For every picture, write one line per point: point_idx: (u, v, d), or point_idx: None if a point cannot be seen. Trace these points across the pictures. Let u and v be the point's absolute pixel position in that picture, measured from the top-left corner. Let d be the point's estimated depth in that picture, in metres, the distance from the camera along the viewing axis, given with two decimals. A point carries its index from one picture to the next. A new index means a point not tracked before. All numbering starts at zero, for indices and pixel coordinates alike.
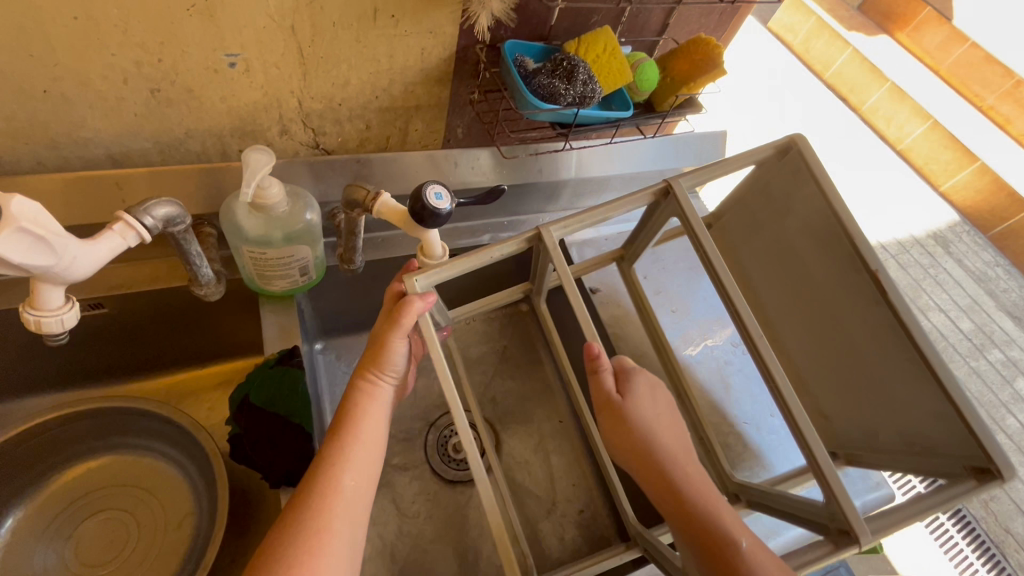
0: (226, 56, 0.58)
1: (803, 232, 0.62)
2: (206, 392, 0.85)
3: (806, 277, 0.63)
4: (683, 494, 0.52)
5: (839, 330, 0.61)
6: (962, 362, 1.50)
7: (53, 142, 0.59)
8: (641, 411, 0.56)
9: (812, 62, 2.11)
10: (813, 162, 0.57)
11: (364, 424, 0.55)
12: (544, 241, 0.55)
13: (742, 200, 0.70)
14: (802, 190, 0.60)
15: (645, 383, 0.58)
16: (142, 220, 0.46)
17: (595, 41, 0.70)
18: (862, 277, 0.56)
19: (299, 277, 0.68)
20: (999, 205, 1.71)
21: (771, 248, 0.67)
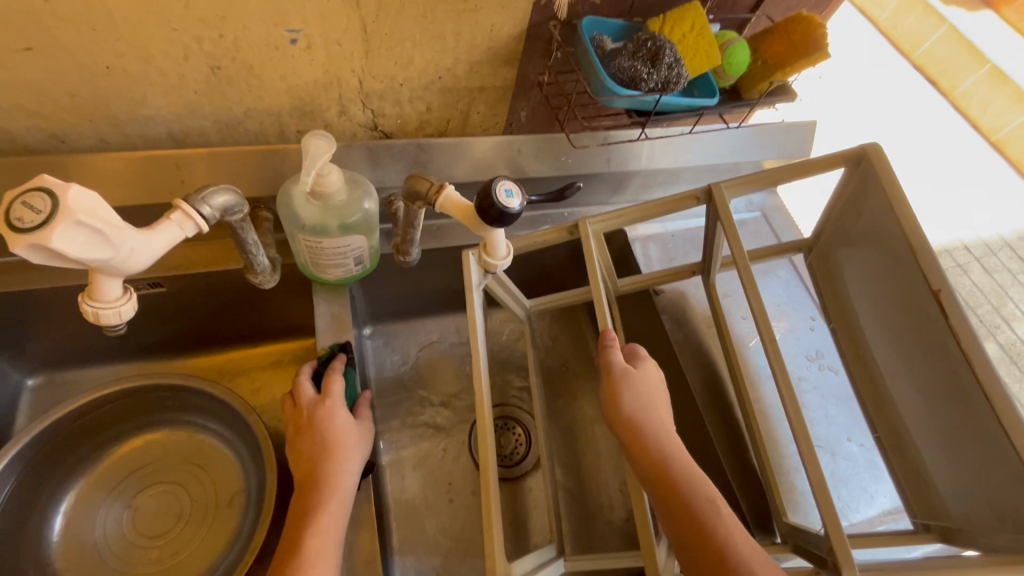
0: (288, 32, 0.55)
1: (881, 254, 0.63)
2: (258, 371, 0.85)
3: (889, 302, 0.62)
4: (669, 466, 0.50)
5: (913, 360, 0.59)
6: None
7: (115, 119, 0.58)
8: (640, 385, 0.56)
9: (898, 39, 1.94)
10: (882, 174, 0.61)
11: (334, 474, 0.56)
12: (580, 231, 0.64)
13: (837, 218, 0.70)
14: (874, 202, 0.62)
15: (651, 368, 0.59)
16: (200, 209, 0.43)
17: (684, 18, 0.63)
18: (925, 304, 0.56)
19: (354, 266, 0.65)
20: None
21: (853, 275, 0.69)
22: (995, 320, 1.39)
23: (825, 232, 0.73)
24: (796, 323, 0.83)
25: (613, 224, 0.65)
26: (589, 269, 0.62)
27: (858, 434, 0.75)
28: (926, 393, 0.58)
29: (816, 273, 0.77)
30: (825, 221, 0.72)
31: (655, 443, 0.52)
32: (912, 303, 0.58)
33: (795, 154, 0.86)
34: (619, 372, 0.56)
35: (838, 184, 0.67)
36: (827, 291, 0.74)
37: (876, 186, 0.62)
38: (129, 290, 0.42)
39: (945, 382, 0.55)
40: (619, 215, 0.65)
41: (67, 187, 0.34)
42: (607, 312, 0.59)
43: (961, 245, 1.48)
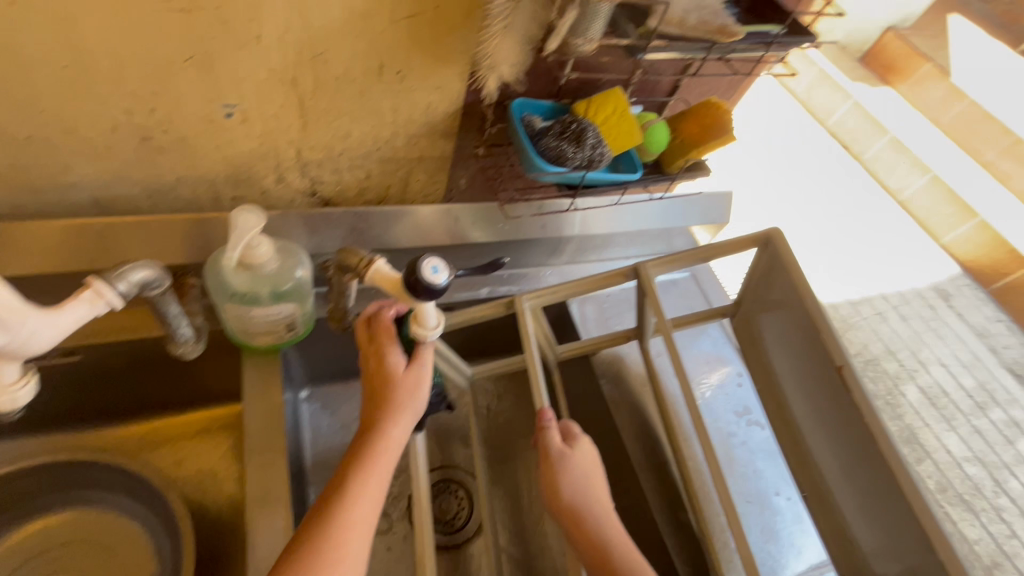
0: (224, 107, 0.56)
1: (795, 327, 0.67)
2: (183, 440, 0.80)
3: (801, 371, 0.67)
4: (609, 551, 0.55)
5: (829, 427, 0.63)
6: (964, 420, 1.42)
7: (36, 186, 0.56)
8: (575, 468, 0.59)
9: (813, 109, 2.16)
10: (787, 258, 0.67)
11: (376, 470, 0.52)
12: (517, 306, 0.68)
13: (751, 288, 0.75)
14: (784, 277, 0.68)
15: (588, 445, 0.61)
16: (115, 286, 0.42)
17: (606, 102, 0.69)
18: (831, 375, 0.61)
19: (286, 332, 0.64)
20: (1000, 261, 1.68)
21: (772, 339, 0.72)
22: (914, 364, 1.51)
23: (743, 300, 0.77)
24: (725, 380, 0.87)
25: (549, 298, 0.70)
26: (526, 344, 0.64)
27: (785, 487, 0.78)
28: (842, 455, 0.61)
29: (740, 337, 0.80)
30: (743, 290, 0.77)
31: (592, 525, 0.56)
32: (821, 371, 0.63)
33: (716, 220, 0.93)
34: (556, 453, 0.59)
35: (751, 263, 0.73)
36: (750, 355, 0.78)
37: (783, 267, 0.68)
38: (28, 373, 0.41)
39: (856, 446, 0.59)
40: (554, 290, 0.69)
41: None
42: (541, 395, 0.61)
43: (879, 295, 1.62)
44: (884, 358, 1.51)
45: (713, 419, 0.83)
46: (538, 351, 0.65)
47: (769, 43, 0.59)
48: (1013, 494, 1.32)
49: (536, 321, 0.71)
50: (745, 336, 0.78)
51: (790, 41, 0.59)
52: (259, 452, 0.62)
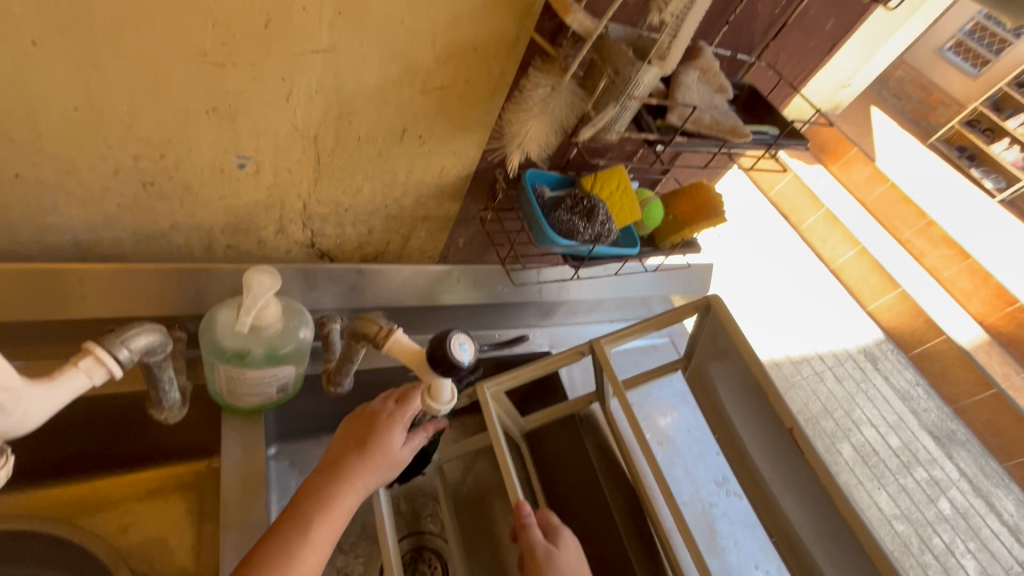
0: (237, 158, 0.54)
1: (744, 380, 0.68)
2: (129, 504, 0.72)
3: (754, 423, 0.68)
4: None
5: (790, 481, 0.64)
6: (892, 479, 1.40)
7: (11, 226, 0.51)
8: (563, 562, 0.59)
9: (758, 181, 2.36)
10: (729, 323, 0.69)
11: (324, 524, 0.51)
12: (480, 397, 0.66)
13: (700, 339, 0.76)
14: (725, 336, 0.70)
15: (569, 535, 0.62)
16: (117, 353, 0.39)
17: (612, 178, 0.71)
18: (785, 435, 0.63)
19: (275, 394, 0.60)
20: (918, 329, 1.83)
21: (723, 389, 0.73)
22: (848, 424, 1.47)
23: (694, 351, 0.78)
24: (702, 449, 0.89)
25: (510, 383, 0.67)
26: (489, 426, 0.63)
27: (763, 561, 0.80)
28: (809, 512, 0.62)
29: (694, 389, 0.80)
30: (693, 341, 0.77)
31: None
32: (773, 433, 0.65)
33: (696, 291, 0.98)
34: (540, 550, 0.59)
35: (694, 324, 0.75)
36: (704, 405, 0.78)
37: (724, 334, 0.70)
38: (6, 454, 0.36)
39: (820, 503, 0.61)
40: (514, 375, 0.67)
41: None
42: (518, 487, 0.59)
43: (815, 354, 1.61)
44: (821, 417, 1.47)
45: (695, 490, 0.84)
46: (502, 433, 0.63)
47: (769, 143, 0.65)
48: (937, 551, 1.29)
49: (496, 404, 0.68)
50: (697, 385, 0.79)
51: (785, 143, 0.65)
52: (235, 526, 0.57)
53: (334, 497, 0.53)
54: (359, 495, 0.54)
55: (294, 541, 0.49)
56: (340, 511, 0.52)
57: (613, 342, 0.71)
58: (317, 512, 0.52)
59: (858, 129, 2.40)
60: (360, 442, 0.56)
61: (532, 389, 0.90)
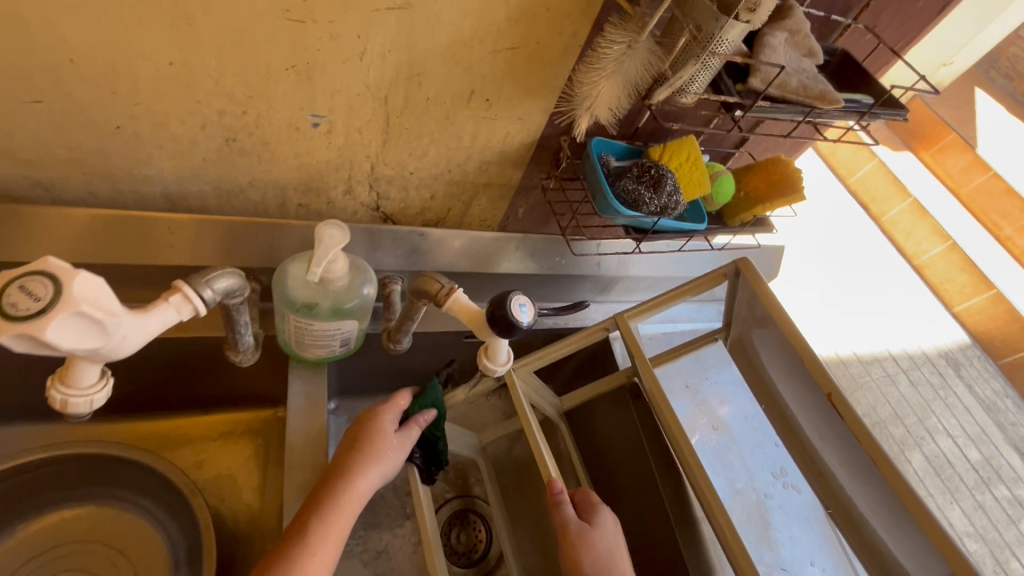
0: (312, 116, 0.56)
1: (779, 343, 0.65)
2: (206, 442, 0.78)
3: (791, 384, 0.66)
4: None
5: (833, 444, 0.62)
6: (968, 495, 1.32)
7: (111, 175, 0.55)
8: (599, 542, 0.58)
9: (838, 165, 2.14)
10: (761, 286, 0.67)
11: (330, 530, 0.52)
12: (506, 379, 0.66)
13: (737, 306, 0.73)
14: (762, 310, 0.68)
15: (607, 515, 0.61)
16: (202, 292, 0.41)
17: (682, 150, 0.68)
18: (820, 396, 0.60)
19: (338, 348, 0.62)
20: (1011, 334, 1.63)
21: (765, 354, 0.70)
22: (920, 432, 1.37)
23: (733, 318, 0.75)
24: (761, 438, 0.85)
25: (534, 363, 0.67)
26: (515, 402, 0.63)
27: (819, 557, 0.76)
28: (851, 469, 0.60)
29: (738, 359, 0.76)
30: (732, 311, 0.75)
31: None
32: (811, 395, 0.62)
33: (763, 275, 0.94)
34: (574, 527, 0.58)
35: (728, 289, 0.73)
36: (749, 373, 0.74)
37: (759, 298, 0.67)
38: (106, 375, 0.39)
39: (861, 462, 0.58)
40: (541, 356, 0.67)
41: (75, 279, 0.31)
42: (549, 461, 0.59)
43: (887, 355, 1.48)
44: (891, 423, 1.37)
45: (749, 479, 0.81)
46: (532, 412, 0.63)
47: (862, 112, 0.60)
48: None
49: (525, 381, 0.69)
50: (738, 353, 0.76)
51: (881, 112, 0.59)
52: (300, 470, 0.61)
53: (337, 499, 0.54)
54: (359, 499, 0.55)
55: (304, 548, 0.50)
56: (341, 519, 0.53)
57: (637, 317, 0.70)
58: (329, 507, 0.53)
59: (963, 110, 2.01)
60: (357, 447, 0.58)
61: (585, 364, 0.89)
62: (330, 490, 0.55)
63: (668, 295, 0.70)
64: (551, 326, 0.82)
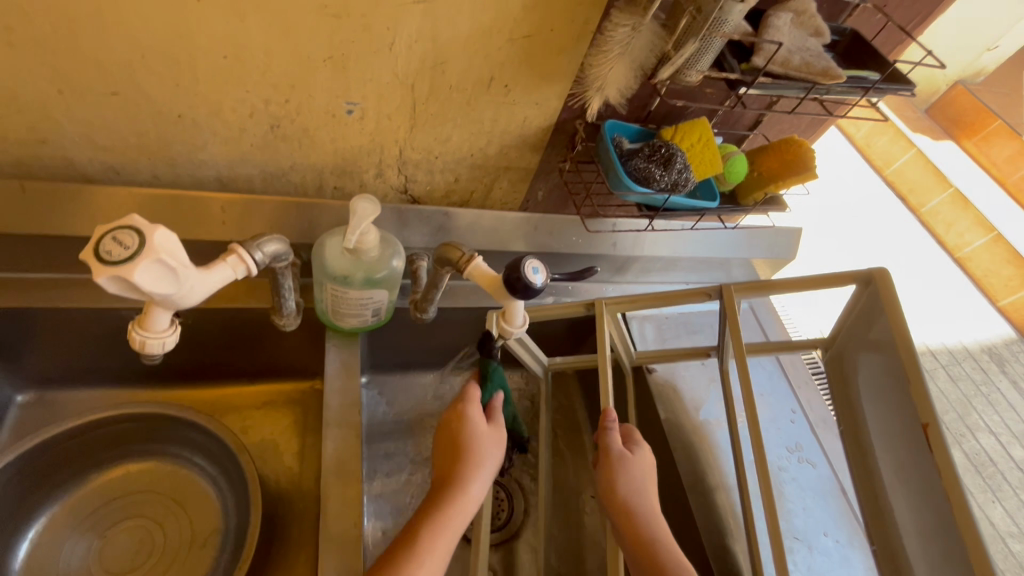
0: (347, 104, 0.61)
1: (886, 369, 0.62)
2: (252, 409, 0.85)
3: (887, 410, 0.62)
4: (657, 546, 0.55)
5: (911, 472, 0.58)
6: (1012, 493, 1.27)
7: (172, 160, 0.62)
8: (634, 468, 0.61)
9: (872, 157, 2.06)
10: (892, 299, 0.62)
11: (442, 531, 0.53)
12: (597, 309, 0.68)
13: (850, 325, 0.69)
14: (876, 325, 0.64)
15: (647, 450, 0.64)
16: (253, 254, 0.47)
17: (694, 130, 0.70)
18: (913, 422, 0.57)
19: (370, 316, 0.68)
20: None
21: (868, 379, 0.66)
22: (960, 428, 1.35)
23: (839, 334, 0.71)
24: (777, 414, 0.88)
25: (625, 307, 0.69)
26: (601, 342, 0.66)
27: (833, 529, 0.78)
28: (914, 494, 0.57)
29: (830, 374, 0.73)
30: (841, 324, 0.71)
31: (647, 531, 0.56)
32: (903, 425, 0.59)
33: (780, 256, 0.96)
34: (616, 452, 0.62)
35: (850, 301, 0.68)
36: (843, 394, 0.71)
37: (881, 310, 0.63)
38: (175, 322, 0.45)
39: (929, 491, 0.54)
40: (633, 299, 0.68)
41: (153, 231, 0.37)
42: (609, 394, 0.63)
43: (926, 350, 1.47)
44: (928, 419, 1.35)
45: (762, 452, 0.83)
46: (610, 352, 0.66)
47: (866, 88, 0.61)
48: None
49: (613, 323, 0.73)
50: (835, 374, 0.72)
51: (887, 88, 0.61)
52: (335, 427, 0.66)
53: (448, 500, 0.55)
54: (472, 498, 0.56)
55: (420, 550, 0.51)
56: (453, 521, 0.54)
57: (745, 293, 0.68)
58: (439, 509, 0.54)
59: (1004, 99, 1.95)
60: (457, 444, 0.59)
61: None
62: (438, 498, 0.55)
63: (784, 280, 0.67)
64: (569, 305, 0.87)
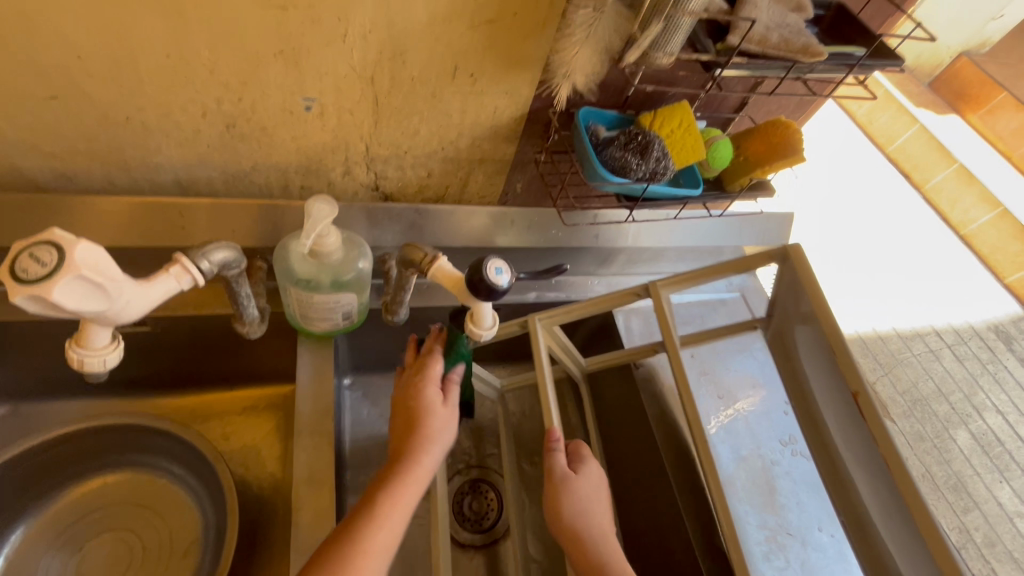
0: (304, 100, 0.59)
1: (816, 339, 0.61)
2: (231, 415, 0.83)
3: (821, 386, 0.61)
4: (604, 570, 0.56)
5: (849, 443, 0.57)
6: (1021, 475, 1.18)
7: (125, 164, 0.60)
8: (578, 490, 0.61)
9: (874, 134, 2.02)
10: (809, 278, 0.62)
11: (410, 479, 0.56)
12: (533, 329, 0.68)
13: (779, 299, 0.69)
14: (802, 300, 0.63)
15: (592, 467, 0.65)
16: (199, 264, 0.46)
17: (673, 115, 0.67)
18: (845, 395, 0.57)
19: (341, 321, 0.66)
20: None
21: (803, 355, 0.65)
22: (967, 408, 1.26)
23: (775, 307, 0.70)
24: (770, 406, 0.85)
25: (560, 318, 0.69)
26: (533, 355, 0.65)
27: (827, 523, 0.76)
28: (860, 462, 0.56)
29: (773, 350, 0.71)
30: (774, 301, 0.70)
31: (594, 553, 0.57)
32: (837, 401, 0.58)
33: (773, 242, 0.94)
34: (559, 475, 0.61)
35: (775, 277, 0.68)
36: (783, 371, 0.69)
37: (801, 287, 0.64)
38: (117, 339, 0.45)
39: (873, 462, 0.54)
40: (566, 311, 0.69)
41: (74, 246, 0.36)
42: (552, 415, 0.61)
43: (931, 330, 1.39)
44: (933, 399, 1.27)
45: (754, 446, 0.81)
46: (548, 366, 0.64)
47: (851, 65, 0.58)
48: None
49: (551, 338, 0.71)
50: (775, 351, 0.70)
51: (874, 64, 0.57)
52: (308, 435, 0.65)
53: (414, 451, 0.58)
54: (436, 448, 0.59)
55: (385, 498, 0.55)
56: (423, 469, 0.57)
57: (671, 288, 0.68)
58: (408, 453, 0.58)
59: (1010, 69, 1.89)
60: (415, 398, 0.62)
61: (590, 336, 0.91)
62: (406, 445, 0.59)
63: (701, 269, 0.67)
64: (552, 300, 0.84)
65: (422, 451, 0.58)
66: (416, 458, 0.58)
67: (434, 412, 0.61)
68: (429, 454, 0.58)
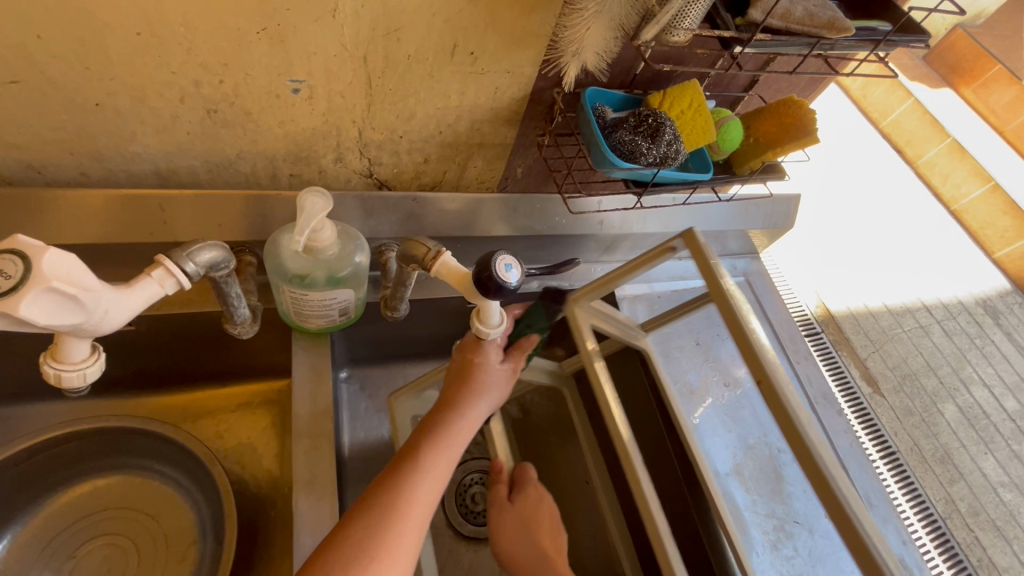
0: (291, 82, 0.54)
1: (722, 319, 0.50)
2: (225, 413, 0.80)
3: None
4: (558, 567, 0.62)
5: None
6: (1004, 444, 1.18)
7: (98, 154, 0.55)
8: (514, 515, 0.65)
9: (869, 108, 1.99)
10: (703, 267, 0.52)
11: (453, 442, 0.55)
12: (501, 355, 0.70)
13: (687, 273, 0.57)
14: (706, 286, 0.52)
15: (534, 493, 0.67)
16: (184, 266, 0.43)
17: (683, 95, 0.64)
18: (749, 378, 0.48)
19: (338, 317, 0.63)
20: None
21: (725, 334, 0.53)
22: (955, 382, 1.24)
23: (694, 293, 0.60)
24: None
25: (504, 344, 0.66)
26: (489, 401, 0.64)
27: None
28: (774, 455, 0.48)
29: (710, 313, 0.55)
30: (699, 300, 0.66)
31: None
32: None
33: (778, 225, 0.92)
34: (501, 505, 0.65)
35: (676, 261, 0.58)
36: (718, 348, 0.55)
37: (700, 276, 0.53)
38: (97, 350, 0.44)
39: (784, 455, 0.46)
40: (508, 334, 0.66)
41: (41, 256, 0.34)
42: (499, 449, 0.63)
43: (921, 306, 1.38)
44: (922, 373, 1.23)
45: (761, 437, 0.80)
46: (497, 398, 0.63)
47: (877, 41, 0.55)
48: None
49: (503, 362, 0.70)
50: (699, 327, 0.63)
51: (900, 40, 0.54)
52: (308, 436, 0.62)
53: (456, 419, 0.57)
54: (475, 418, 0.58)
55: (426, 460, 0.53)
56: (461, 433, 0.56)
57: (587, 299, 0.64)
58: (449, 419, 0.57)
59: (1003, 41, 1.86)
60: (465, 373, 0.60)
61: None
62: (449, 413, 0.57)
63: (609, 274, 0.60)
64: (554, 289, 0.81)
65: (466, 405, 0.58)
66: (460, 414, 0.57)
67: (481, 389, 0.59)
68: (472, 411, 0.58)
